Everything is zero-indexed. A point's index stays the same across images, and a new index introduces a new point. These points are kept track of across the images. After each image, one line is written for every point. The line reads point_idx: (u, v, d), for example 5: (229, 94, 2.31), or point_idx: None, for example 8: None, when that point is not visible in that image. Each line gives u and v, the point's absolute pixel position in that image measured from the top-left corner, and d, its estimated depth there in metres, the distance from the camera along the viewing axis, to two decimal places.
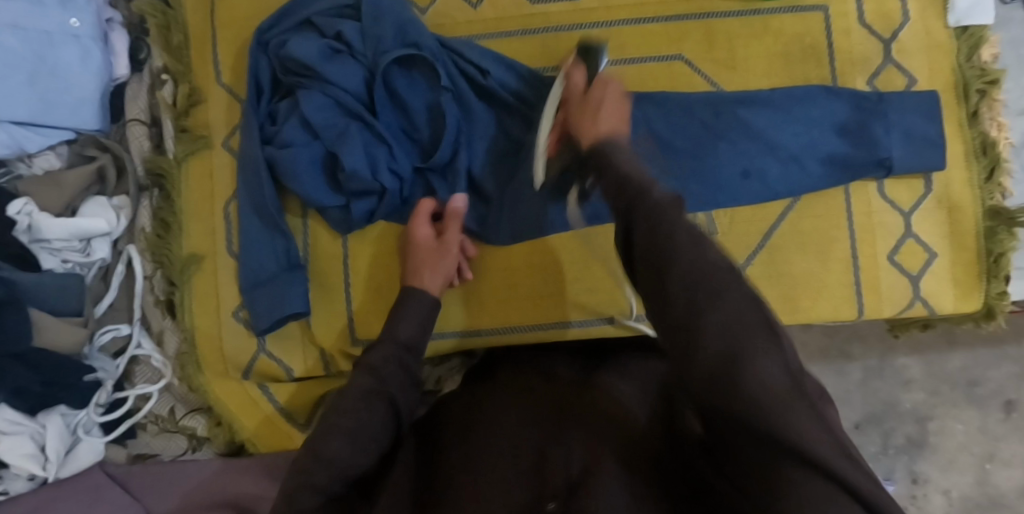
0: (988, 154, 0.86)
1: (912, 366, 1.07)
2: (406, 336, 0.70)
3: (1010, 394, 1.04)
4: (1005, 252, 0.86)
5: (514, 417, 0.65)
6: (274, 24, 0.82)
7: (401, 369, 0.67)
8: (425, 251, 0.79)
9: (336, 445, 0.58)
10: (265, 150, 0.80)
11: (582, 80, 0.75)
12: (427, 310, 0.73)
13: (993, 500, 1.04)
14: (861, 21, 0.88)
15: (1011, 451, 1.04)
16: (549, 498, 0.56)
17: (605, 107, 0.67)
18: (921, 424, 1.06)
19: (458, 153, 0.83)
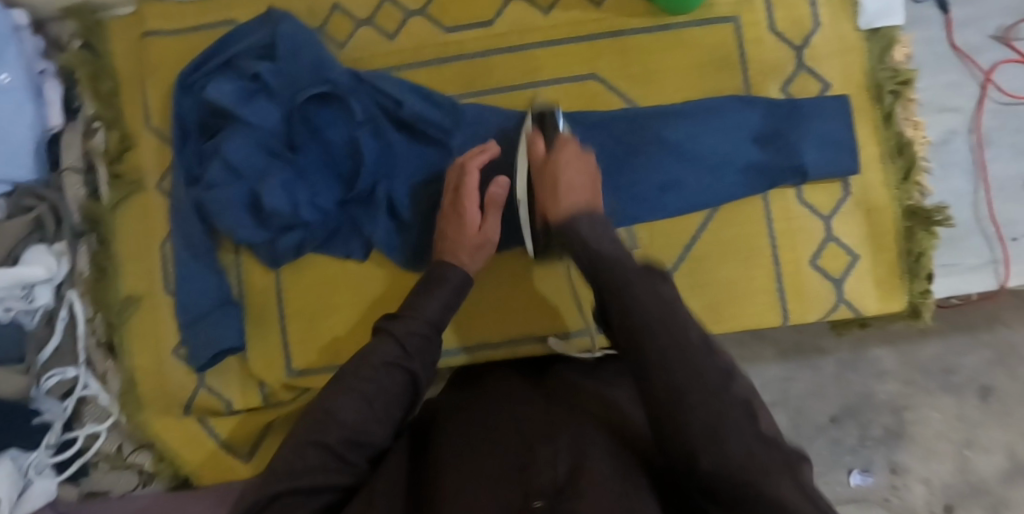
0: (903, 155, 0.87)
1: (885, 358, 1.01)
2: (433, 314, 0.68)
3: (984, 380, 1.00)
4: (926, 251, 0.86)
5: (517, 417, 0.58)
6: (198, 67, 0.89)
7: (423, 336, 0.65)
8: (476, 221, 0.79)
9: (348, 404, 0.58)
10: (192, 192, 0.86)
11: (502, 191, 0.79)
12: (457, 285, 0.72)
13: (974, 486, 0.98)
14: (771, 29, 0.89)
15: (991, 437, 0.99)
16: (536, 497, 0.47)
17: (571, 180, 0.72)
18: (898, 415, 1.01)
19: (378, 184, 0.86)
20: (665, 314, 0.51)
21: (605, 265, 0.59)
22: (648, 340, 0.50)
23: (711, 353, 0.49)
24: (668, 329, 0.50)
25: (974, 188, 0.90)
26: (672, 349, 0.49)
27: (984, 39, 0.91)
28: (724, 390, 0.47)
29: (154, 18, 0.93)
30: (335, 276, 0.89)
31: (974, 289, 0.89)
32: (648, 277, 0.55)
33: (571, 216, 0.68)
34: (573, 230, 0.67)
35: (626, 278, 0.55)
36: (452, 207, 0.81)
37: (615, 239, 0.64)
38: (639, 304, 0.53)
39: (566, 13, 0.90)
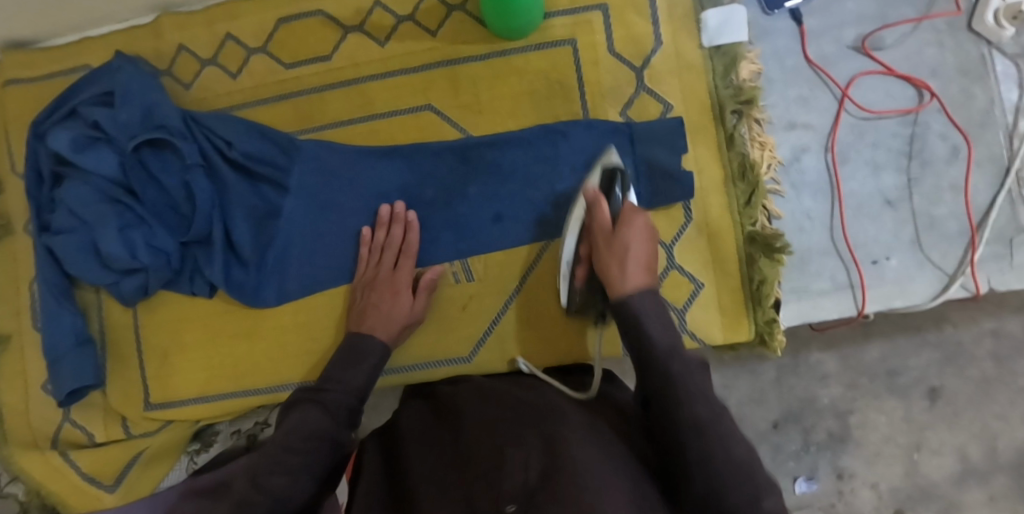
0: (746, 178, 0.84)
1: (827, 361, 0.98)
2: (356, 385, 0.76)
3: (933, 382, 0.96)
4: (768, 279, 0.83)
5: (483, 425, 0.62)
6: (48, 115, 0.92)
7: (348, 408, 0.73)
8: (410, 298, 0.85)
9: (274, 478, 0.63)
10: (43, 237, 0.89)
11: (431, 274, 0.86)
12: (376, 361, 0.80)
13: (924, 490, 0.96)
14: (610, 50, 0.87)
15: (940, 440, 0.96)
16: (510, 500, 0.51)
17: (632, 256, 0.72)
18: (842, 419, 0.97)
19: (215, 225, 0.87)
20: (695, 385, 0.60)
21: (665, 354, 0.63)
22: (681, 414, 0.57)
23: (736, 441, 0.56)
24: (704, 412, 0.57)
25: (827, 210, 0.87)
26: (699, 423, 0.56)
27: (840, 50, 0.87)
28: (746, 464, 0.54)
29: (12, 67, 0.96)
30: (187, 313, 0.93)
31: (827, 315, 0.86)
32: (688, 364, 0.62)
33: (634, 301, 0.69)
34: (634, 318, 0.67)
35: (684, 392, 0.59)
36: (388, 278, 0.85)
37: (673, 333, 0.66)
38: (685, 382, 0.60)
39: (403, 44, 0.89)
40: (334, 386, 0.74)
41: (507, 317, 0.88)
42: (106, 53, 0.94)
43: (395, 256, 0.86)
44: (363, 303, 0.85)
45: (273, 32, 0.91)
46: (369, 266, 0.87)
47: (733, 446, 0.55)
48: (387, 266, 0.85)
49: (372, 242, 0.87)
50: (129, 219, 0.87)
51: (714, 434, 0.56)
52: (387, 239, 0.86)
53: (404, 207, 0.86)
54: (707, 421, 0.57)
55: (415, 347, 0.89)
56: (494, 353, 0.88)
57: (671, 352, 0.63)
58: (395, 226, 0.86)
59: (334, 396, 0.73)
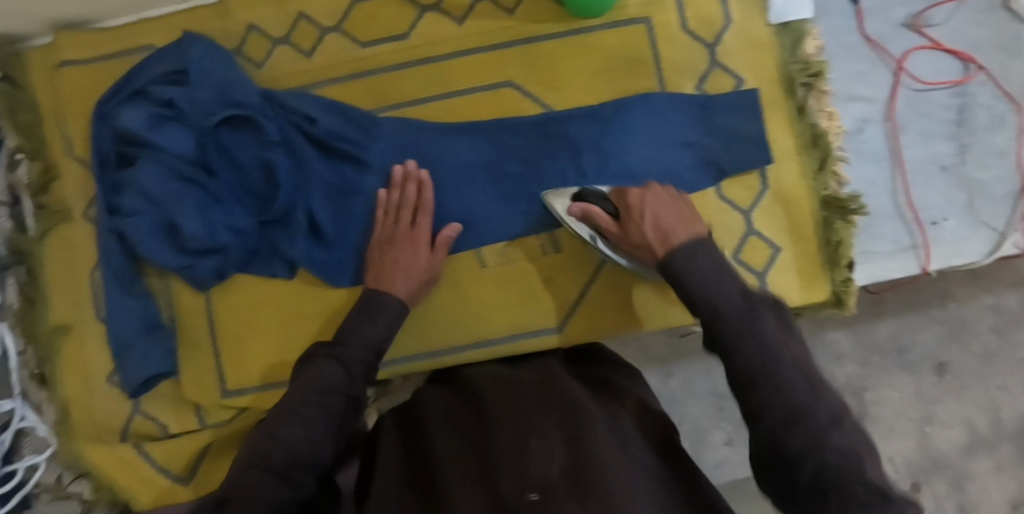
0: (819, 146, 0.88)
1: (841, 340, 1.01)
2: (373, 339, 0.75)
3: (941, 356, 0.99)
4: (844, 240, 0.87)
5: (506, 408, 0.62)
6: (112, 96, 0.89)
7: (364, 362, 0.72)
8: (428, 253, 0.83)
9: (292, 431, 0.64)
10: (112, 220, 0.86)
11: (448, 230, 0.84)
12: (394, 317, 0.78)
13: (936, 460, 0.99)
14: (683, 28, 0.90)
15: (949, 412, 0.99)
16: (533, 488, 0.52)
17: (649, 214, 0.75)
18: (858, 397, 1.00)
19: (295, 203, 0.85)
20: (712, 273, 0.66)
21: (711, 267, 0.67)
22: (722, 326, 0.63)
23: (728, 292, 0.64)
24: (756, 343, 0.60)
25: (890, 176, 0.92)
26: (744, 339, 0.61)
27: (894, 27, 0.92)
28: (788, 384, 0.58)
29: (68, 48, 0.93)
30: (260, 296, 0.90)
31: (893, 275, 0.91)
32: (725, 284, 0.65)
33: (675, 258, 0.69)
34: (676, 265, 0.69)
35: (708, 298, 0.65)
36: (406, 234, 0.83)
37: (718, 274, 0.66)
38: (693, 279, 0.67)
39: (479, 23, 0.90)
40: (353, 341, 0.73)
41: (591, 289, 0.88)
42: (174, 32, 0.92)
43: (412, 214, 0.84)
44: (380, 258, 0.83)
45: (348, 12, 0.91)
46: (384, 225, 0.84)
47: (785, 367, 0.59)
48: (405, 224, 0.83)
49: (388, 203, 0.85)
50: (206, 198, 0.84)
51: (764, 353, 0.60)
52: (402, 198, 0.84)
53: (415, 165, 0.85)
54: (746, 337, 0.61)
55: (498, 319, 0.88)
56: (582, 324, 0.88)
57: (709, 275, 0.66)
58: (409, 185, 0.84)
59: (351, 351, 0.72)
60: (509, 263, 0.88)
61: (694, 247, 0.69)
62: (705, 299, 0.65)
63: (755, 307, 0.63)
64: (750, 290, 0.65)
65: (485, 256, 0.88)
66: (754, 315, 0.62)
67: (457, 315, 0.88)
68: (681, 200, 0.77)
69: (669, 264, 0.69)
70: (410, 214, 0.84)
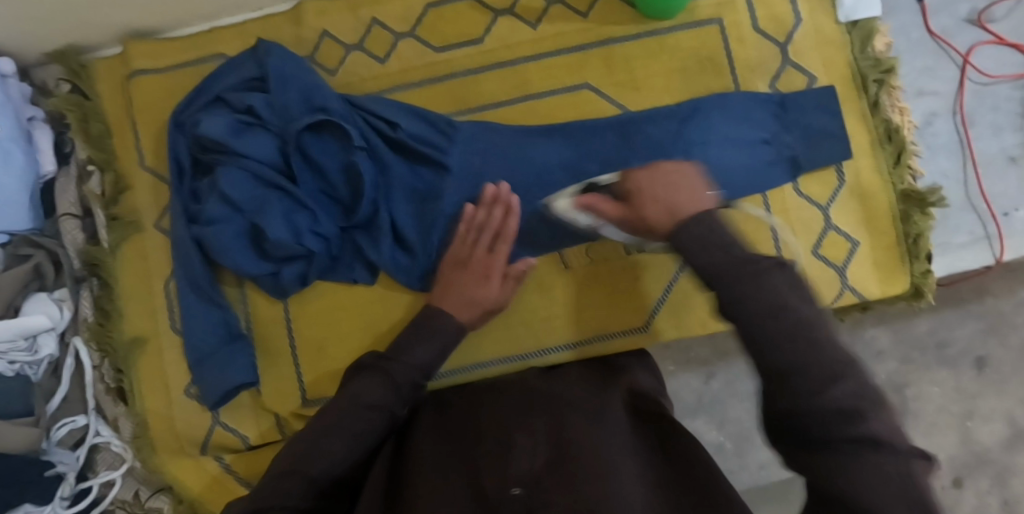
0: (893, 141, 0.90)
1: (881, 336, 0.96)
2: (422, 362, 0.70)
3: (980, 351, 0.95)
4: (922, 233, 0.88)
5: (496, 415, 0.63)
6: (188, 104, 0.89)
7: (414, 384, 0.68)
8: (497, 284, 0.80)
9: (334, 446, 0.61)
10: (192, 229, 0.85)
11: (522, 265, 0.82)
12: (449, 341, 0.74)
13: (979, 457, 0.94)
14: (754, 28, 0.91)
15: (990, 407, 0.94)
16: (516, 483, 0.53)
17: (664, 185, 0.61)
18: (898, 393, 0.95)
19: (379, 207, 0.85)
20: (744, 267, 0.48)
21: (738, 270, 0.48)
22: (748, 321, 0.46)
23: (770, 278, 0.47)
24: (798, 319, 0.45)
25: (962, 168, 0.92)
26: (784, 329, 0.45)
27: (958, 23, 0.94)
28: (823, 368, 0.43)
29: (139, 57, 0.92)
30: (342, 303, 0.89)
31: (969, 267, 0.91)
32: (766, 268, 0.47)
33: (686, 233, 0.52)
34: (694, 241, 0.52)
35: (759, 292, 0.46)
36: (481, 259, 0.81)
37: (739, 253, 0.49)
38: (704, 259, 0.50)
39: (554, 25, 0.92)
40: (404, 360, 0.68)
41: (675, 288, 0.89)
42: (248, 41, 0.93)
43: (493, 239, 0.82)
44: (447, 278, 0.81)
45: (421, 17, 0.92)
46: (462, 243, 0.82)
47: (829, 356, 0.44)
48: (483, 248, 0.81)
49: (471, 220, 0.83)
50: (289, 204, 0.83)
51: (804, 337, 0.44)
52: (486, 219, 0.82)
53: (508, 189, 0.82)
54: (676, 235, 0.54)
55: (584, 320, 0.89)
56: (668, 319, 0.89)
57: (754, 268, 0.47)
58: (497, 208, 0.81)
59: (403, 369, 0.67)
60: (591, 265, 0.89)
61: (699, 221, 0.53)
62: (737, 300, 0.47)
63: (768, 280, 0.47)
64: (758, 251, 0.49)
65: (568, 258, 0.89)
66: (685, 218, 0.55)
67: (540, 319, 0.89)
68: (677, 168, 0.63)
69: (676, 236, 0.54)
70: (490, 236, 0.82)
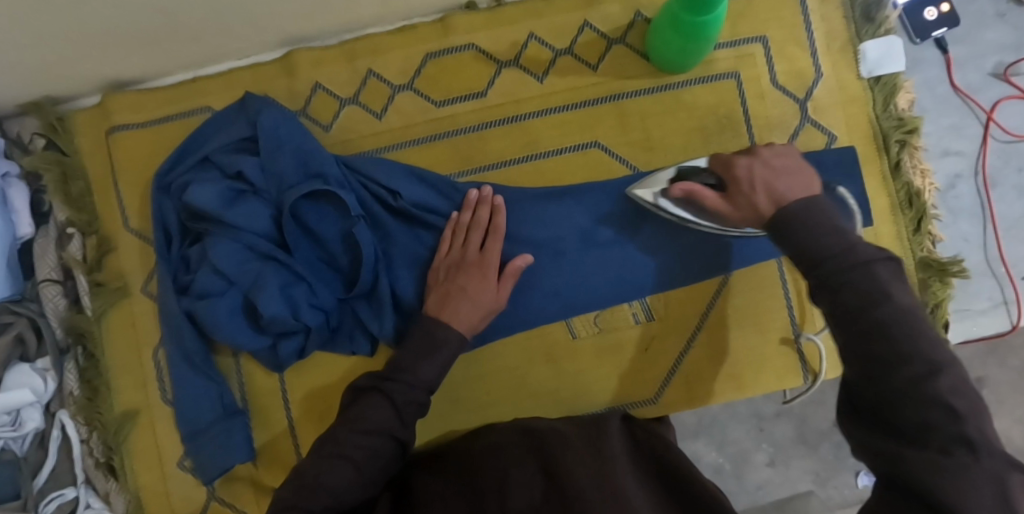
0: (914, 206, 0.86)
1: None
2: (428, 379, 0.71)
3: (977, 371, 0.91)
4: (942, 302, 0.85)
5: (491, 449, 0.66)
6: (173, 166, 0.84)
7: (414, 404, 0.69)
8: (496, 283, 0.79)
9: (339, 473, 0.62)
10: (182, 301, 0.81)
11: (520, 261, 0.79)
12: (451, 354, 0.74)
13: None
14: (773, 82, 0.87)
15: None
16: None
17: (782, 178, 0.65)
18: None
19: (380, 278, 0.81)
20: (851, 251, 0.53)
21: (841, 257, 0.54)
22: (858, 309, 0.51)
23: (879, 268, 0.52)
24: (894, 311, 0.50)
25: (982, 231, 0.89)
26: (888, 320, 0.50)
27: (983, 77, 0.89)
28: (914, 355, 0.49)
29: (120, 111, 0.87)
30: (344, 372, 0.86)
31: (984, 332, 0.89)
32: (867, 263, 0.52)
33: (801, 212, 0.59)
34: (794, 216, 0.59)
35: (871, 279, 0.52)
36: (475, 260, 0.79)
37: (844, 236, 0.55)
38: (813, 246, 0.56)
39: (564, 79, 0.87)
40: (402, 377, 0.70)
41: (688, 357, 0.86)
42: (235, 93, 0.87)
43: (483, 237, 0.80)
44: (446, 284, 0.78)
45: (421, 68, 0.87)
46: (451, 247, 0.81)
47: (933, 354, 0.49)
48: (475, 248, 0.79)
49: (458, 223, 0.81)
50: (286, 277, 0.79)
51: (901, 327, 0.50)
52: (473, 220, 0.81)
53: (491, 190, 0.81)
54: (855, 276, 0.52)
55: (595, 390, 0.86)
56: (679, 391, 0.86)
57: (852, 254, 0.53)
58: (482, 208, 0.80)
59: (401, 389, 0.69)
60: (603, 333, 0.86)
61: (813, 206, 0.59)
62: (851, 270, 0.52)
63: (878, 270, 0.52)
64: (864, 241, 0.55)
65: (577, 328, 0.86)
66: (860, 262, 0.52)
67: (549, 389, 0.86)
68: (789, 156, 0.70)
69: (785, 211, 0.60)
70: (482, 233, 0.80)
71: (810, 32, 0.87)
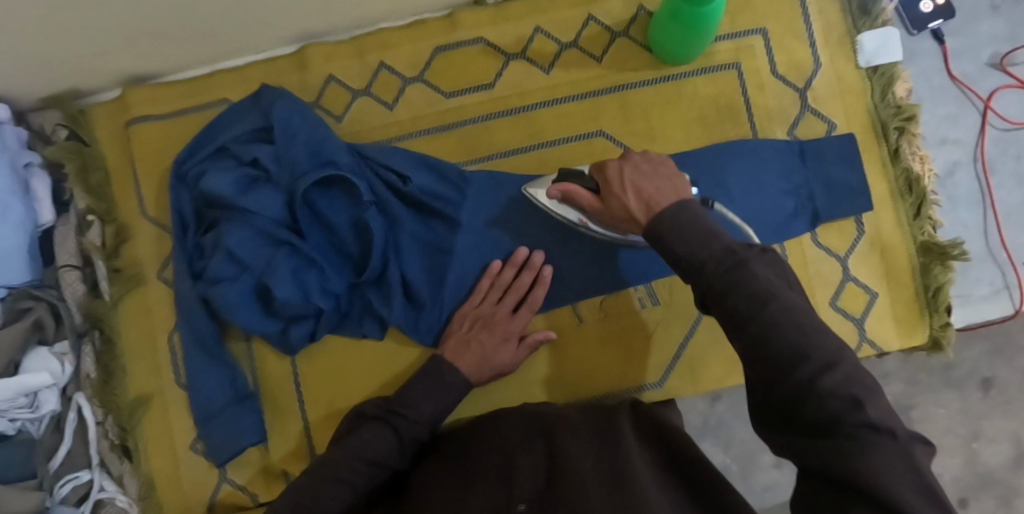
0: (914, 192, 0.88)
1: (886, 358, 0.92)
2: (429, 414, 0.71)
3: (985, 371, 0.91)
4: (943, 286, 0.87)
5: (495, 439, 0.66)
6: (190, 154, 0.86)
7: (418, 441, 0.70)
8: (513, 349, 0.82)
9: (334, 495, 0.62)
10: (196, 286, 0.83)
11: (539, 338, 0.83)
12: (456, 397, 0.75)
13: (984, 479, 0.90)
14: (773, 73, 0.89)
15: (995, 428, 0.90)
16: (520, 502, 0.54)
17: (647, 182, 0.64)
18: (904, 415, 0.91)
19: (389, 263, 0.83)
20: (732, 259, 0.51)
21: (722, 264, 0.52)
22: (750, 317, 0.49)
23: (758, 268, 0.51)
24: (780, 312, 0.49)
25: (982, 218, 0.90)
26: (777, 326, 0.48)
27: (979, 68, 0.92)
28: (812, 346, 0.48)
29: (139, 103, 0.90)
30: (353, 356, 0.88)
31: (987, 317, 0.90)
32: (746, 265, 0.51)
33: (673, 221, 0.57)
34: (671, 225, 0.56)
35: (754, 278, 0.50)
36: (500, 319, 0.82)
37: (717, 237, 0.54)
38: (695, 254, 0.53)
39: (568, 71, 0.90)
40: (410, 413, 0.70)
41: (692, 343, 0.88)
42: (251, 86, 0.90)
43: (516, 301, 0.83)
44: (464, 334, 0.81)
45: (430, 61, 0.90)
46: (482, 302, 0.83)
47: (826, 345, 0.48)
48: (505, 310, 0.82)
49: (496, 276, 0.84)
50: (298, 262, 0.81)
51: (789, 327, 0.48)
52: (512, 280, 0.83)
53: (540, 258, 0.83)
54: (732, 282, 0.51)
55: (599, 374, 0.87)
56: (683, 377, 0.88)
57: (736, 261, 0.51)
58: (526, 273, 0.83)
59: (409, 425, 0.69)
60: (608, 318, 0.88)
61: (685, 212, 0.57)
62: (736, 275, 0.51)
63: (755, 271, 0.50)
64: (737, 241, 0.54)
65: (582, 312, 0.88)
66: (736, 263, 0.51)
67: (554, 373, 0.87)
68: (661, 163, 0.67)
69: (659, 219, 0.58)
70: (515, 296, 0.83)
71: (808, 24, 0.90)
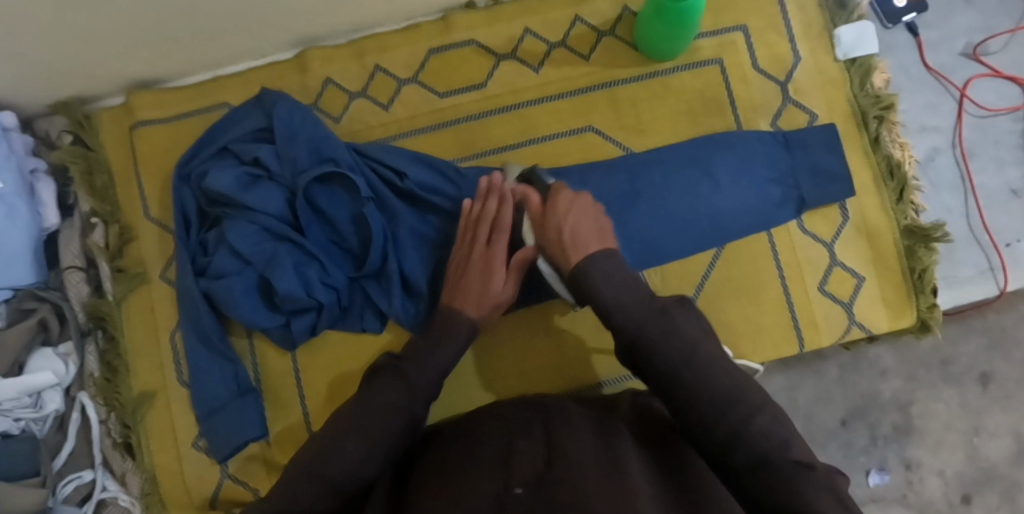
0: (895, 177, 0.90)
1: (884, 355, 0.94)
2: (439, 364, 0.73)
3: (983, 366, 0.93)
4: (928, 267, 0.89)
5: (494, 426, 0.62)
6: (193, 155, 0.89)
7: (428, 384, 0.70)
8: (504, 276, 0.80)
9: (353, 444, 0.60)
10: (199, 282, 0.85)
11: (524, 255, 0.80)
12: (461, 342, 0.77)
13: (987, 474, 0.92)
14: (755, 67, 0.93)
15: (995, 422, 0.93)
16: (519, 484, 0.50)
17: (582, 217, 0.75)
18: (905, 411, 0.93)
19: (388, 258, 0.85)
20: (651, 313, 0.65)
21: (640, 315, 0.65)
22: (687, 376, 0.59)
23: (678, 323, 0.63)
24: (719, 378, 0.59)
25: (964, 203, 0.93)
26: (712, 385, 0.58)
27: (955, 58, 0.95)
28: (766, 429, 0.55)
29: (143, 107, 0.92)
30: (354, 349, 0.89)
31: (974, 298, 0.92)
32: (666, 319, 0.64)
33: (594, 264, 0.71)
34: (591, 273, 0.71)
35: (667, 329, 0.63)
36: (482, 254, 0.80)
37: (633, 284, 0.70)
38: (612, 299, 0.68)
39: (559, 69, 0.93)
40: (419, 363, 0.71)
41: None
42: (251, 90, 0.93)
43: (490, 232, 0.80)
44: (454, 278, 0.81)
45: (425, 62, 0.93)
46: (463, 242, 0.82)
47: (765, 419, 0.56)
48: (482, 243, 0.80)
49: (469, 215, 0.82)
50: (299, 257, 0.83)
51: (745, 400, 0.57)
52: (483, 211, 0.81)
53: (502, 180, 0.81)
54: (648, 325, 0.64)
55: (595, 361, 0.90)
56: None
57: (657, 312, 0.65)
58: (492, 200, 0.80)
59: (417, 372, 0.70)
60: None
61: (607, 258, 0.72)
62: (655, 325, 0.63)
63: (675, 326, 0.63)
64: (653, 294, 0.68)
65: None
66: (659, 308, 0.65)
67: (552, 361, 0.90)
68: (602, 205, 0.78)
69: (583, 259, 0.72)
70: (489, 228, 0.81)
71: (788, 20, 0.93)
